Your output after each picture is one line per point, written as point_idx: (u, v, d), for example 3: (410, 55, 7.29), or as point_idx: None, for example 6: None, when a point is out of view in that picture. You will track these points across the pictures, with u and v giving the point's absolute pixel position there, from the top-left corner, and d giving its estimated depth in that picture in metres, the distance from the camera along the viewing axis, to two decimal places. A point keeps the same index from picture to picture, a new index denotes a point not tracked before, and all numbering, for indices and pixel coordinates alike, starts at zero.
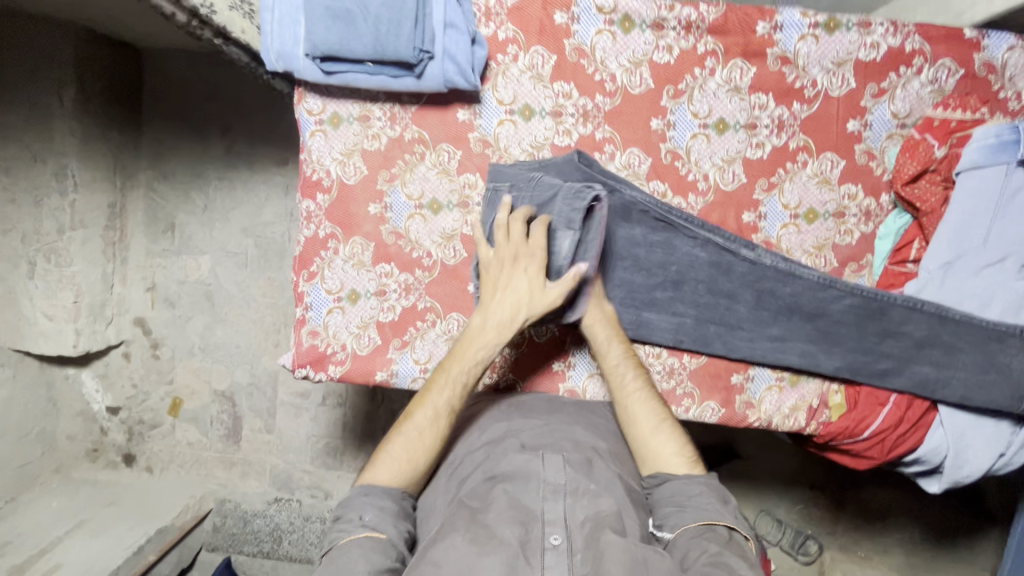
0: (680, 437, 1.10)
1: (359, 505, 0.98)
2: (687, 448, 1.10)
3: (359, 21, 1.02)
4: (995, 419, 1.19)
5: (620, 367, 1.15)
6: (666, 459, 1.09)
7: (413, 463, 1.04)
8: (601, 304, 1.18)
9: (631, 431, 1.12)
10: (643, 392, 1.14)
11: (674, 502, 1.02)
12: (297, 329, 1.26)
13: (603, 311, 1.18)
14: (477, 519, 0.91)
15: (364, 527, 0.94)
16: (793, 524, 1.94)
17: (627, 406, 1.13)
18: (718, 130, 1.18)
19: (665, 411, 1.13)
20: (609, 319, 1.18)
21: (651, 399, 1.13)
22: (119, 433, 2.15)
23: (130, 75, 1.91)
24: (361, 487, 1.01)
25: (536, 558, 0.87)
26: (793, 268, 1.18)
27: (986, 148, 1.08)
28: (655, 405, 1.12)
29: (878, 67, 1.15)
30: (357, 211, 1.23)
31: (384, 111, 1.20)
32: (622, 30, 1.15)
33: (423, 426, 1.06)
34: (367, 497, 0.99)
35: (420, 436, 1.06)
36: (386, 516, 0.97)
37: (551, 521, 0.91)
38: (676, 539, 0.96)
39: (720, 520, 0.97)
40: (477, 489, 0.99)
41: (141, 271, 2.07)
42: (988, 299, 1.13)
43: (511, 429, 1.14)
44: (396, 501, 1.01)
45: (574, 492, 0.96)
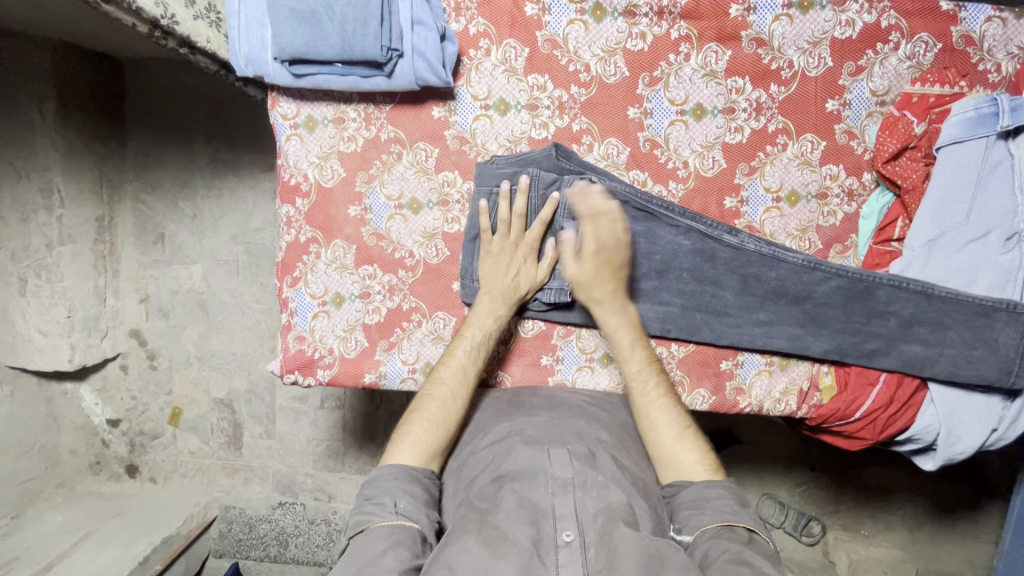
0: (701, 445, 1.09)
1: (390, 490, 0.98)
2: (708, 456, 1.08)
3: (325, 22, 1.00)
4: (986, 395, 1.17)
5: (642, 373, 1.15)
6: (686, 467, 1.07)
7: (444, 421, 1.08)
8: (623, 311, 1.17)
9: (650, 435, 1.11)
10: (664, 398, 1.13)
11: (692, 506, 1.01)
12: (284, 335, 1.25)
13: (626, 317, 1.17)
14: (488, 521, 0.92)
15: (398, 514, 0.95)
16: (795, 506, 1.95)
17: (647, 408, 1.12)
18: (696, 116, 1.17)
19: (686, 418, 1.12)
20: (632, 325, 1.17)
21: (671, 406, 1.12)
22: (121, 445, 2.16)
23: (112, 86, 1.89)
24: (392, 471, 1.01)
25: (550, 556, 0.89)
26: (777, 252, 1.16)
27: (965, 123, 1.07)
28: (678, 411, 1.11)
29: (853, 46, 1.14)
30: (337, 214, 1.22)
31: (358, 112, 1.18)
32: (594, 19, 1.14)
33: (449, 390, 1.11)
34: (398, 480, 1.00)
35: (439, 415, 1.09)
36: (418, 505, 0.98)
37: (563, 517, 0.93)
38: (697, 540, 0.97)
39: (739, 522, 0.96)
40: (484, 489, 1.00)
41: (133, 283, 2.07)
42: (973, 275, 1.12)
43: (513, 429, 1.13)
44: (425, 487, 1.02)
45: (583, 486, 0.99)
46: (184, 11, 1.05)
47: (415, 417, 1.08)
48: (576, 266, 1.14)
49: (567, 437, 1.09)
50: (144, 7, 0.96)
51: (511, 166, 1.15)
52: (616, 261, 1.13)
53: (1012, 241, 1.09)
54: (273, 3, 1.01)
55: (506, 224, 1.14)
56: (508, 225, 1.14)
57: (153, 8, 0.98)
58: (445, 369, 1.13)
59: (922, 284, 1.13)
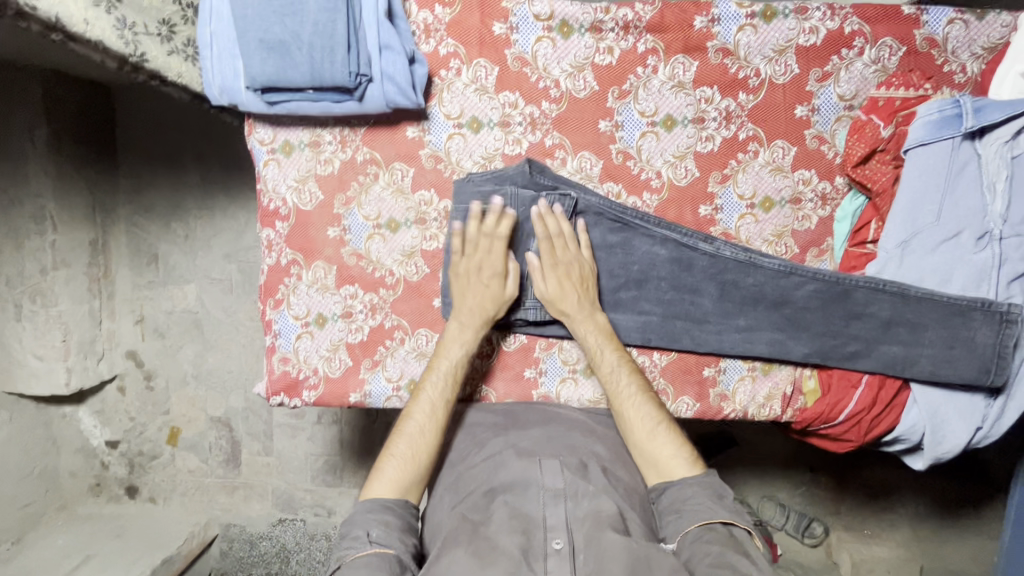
0: (677, 439, 1.09)
1: (363, 522, 0.99)
2: (686, 450, 1.08)
3: (294, 51, 1.02)
4: (969, 394, 1.17)
5: (615, 373, 1.15)
6: (665, 463, 1.08)
7: (416, 459, 1.08)
8: (592, 315, 1.18)
9: (630, 436, 1.12)
10: (638, 395, 1.12)
11: (673, 510, 1.02)
12: (269, 357, 1.26)
13: (595, 320, 1.18)
14: (479, 531, 0.94)
15: (371, 544, 0.95)
16: (795, 507, 1.94)
17: (623, 410, 1.12)
18: (667, 127, 1.18)
19: (661, 413, 1.11)
20: (603, 328, 1.18)
21: (646, 402, 1.12)
22: (120, 466, 2.17)
23: (100, 111, 1.91)
24: (364, 505, 1.02)
25: (539, 564, 0.89)
26: (753, 258, 1.17)
27: (931, 124, 1.08)
28: (652, 407, 1.11)
29: (818, 53, 1.15)
30: (317, 235, 1.23)
31: (334, 135, 1.20)
32: (562, 35, 1.16)
33: (422, 420, 1.11)
34: (370, 513, 1.00)
35: (411, 453, 1.08)
36: (393, 530, 0.98)
37: (553, 526, 0.94)
38: (679, 546, 0.98)
39: (717, 517, 0.97)
40: (477, 502, 1.02)
41: (129, 305, 2.08)
42: (948, 274, 1.12)
43: (509, 443, 1.14)
44: (400, 516, 1.02)
45: (574, 495, 1.00)
46: (157, 47, 1.10)
47: (387, 454, 1.08)
48: (542, 283, 1.17)
49: (561, 450, 1.11)
50: (111, 45, 1.00)
51: (489, 184, 1.15)
52: (581, 275, 1.17)
53: (984, 240, 1.10)
54: (242, 34, 1.03)
55: (473, 244, 1.15)
56: (486, 245, 1.14)
57: (120, 45, 1.02)
58: (415, 405, 1.12)
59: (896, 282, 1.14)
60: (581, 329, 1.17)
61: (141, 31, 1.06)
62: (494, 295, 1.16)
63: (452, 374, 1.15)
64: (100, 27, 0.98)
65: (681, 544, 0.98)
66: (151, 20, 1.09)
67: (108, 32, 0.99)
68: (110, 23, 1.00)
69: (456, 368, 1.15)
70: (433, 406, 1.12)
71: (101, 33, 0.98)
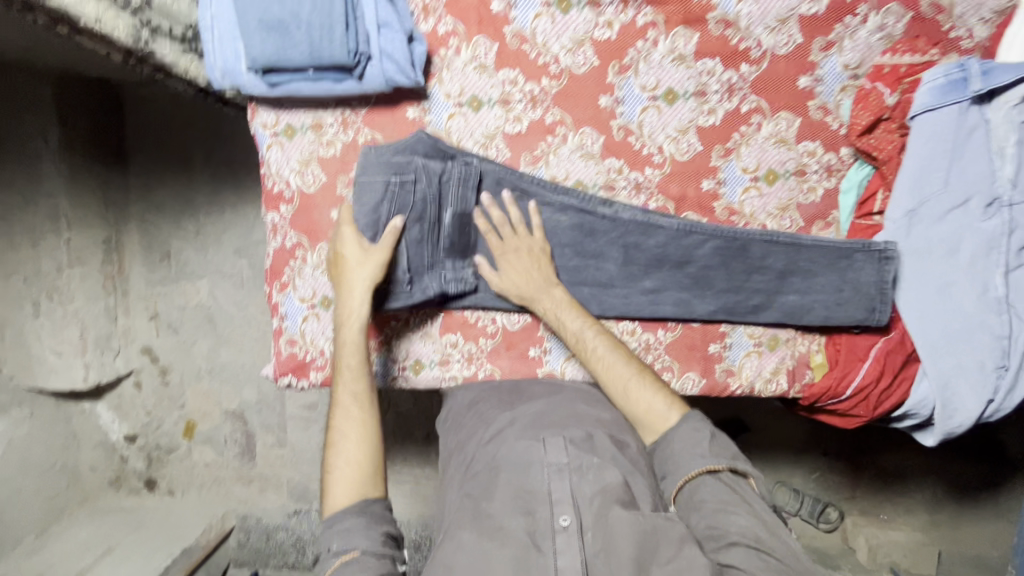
0: (654, 387, 1.10)
1: (325, 539, 0.98)
2: (666, 395, 1.09)
3: (292, 31, 1.04)
4: (978, 363, 1.11)
5: (582, 338, 1.15)
6: (651, 415, 1.08)
7: (359, 463, 1.04)
8: (549, 288, 1.18)
9: (614, 397, 1.12)
10: (609, 353, 1.13)
11: (664, 467, 1.03)
12: (276, 339, 1.28)
13: (552, 290, 1.18)
14: (482, 510, 0.95)
15: (336, 555, 0.95)
16: (810, 493, 1.91)
17: (598, 372, 1.13)
18: (668, 100, 1.18)
19: (632, 367, 1.12)
20: (560, 297, 1.18)
21: (618, 358, 1.13)
22: (139, 461, 2.23)
23: (111, 112, 1.95)
24: (326, 520, 1.01)
25: (547, 543, 0.88)
26: (651, 218, 1.18)
27: (937, 89, 1.06)
28: (624, 364, 1.12)
29: (822, 21, 1.13)
30: (320, 218, 1.24)
31: (335, 117, 1.21)
32: (561, 10, 1.15)
33: (349, 428, 1.06)
34: (328, 526, 0.99)
35: (352, 461, 1.04)
36: (354, 534, 0.97)
37: (558, 502, 0.92)
38: (677, 506, 1.00)
39: (699, 466, 0.98)
40: (480, 478, 1.02)
41: (143, 301, 2.12)
42: (957, 243, 1.10)
43: (514, 419, 1.12)
44: (361, 513, 1.00)
45: (579, 469, 0.97)
46: (172, 47, 1.12)
47: (329, 473, 1.04)
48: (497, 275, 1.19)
49: (568, 422, 1.09)
50: (119, 42, 1.01)
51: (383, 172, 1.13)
52: (534, 250, 1.18)
53: (993, 207, 1.08)
54: (241, 15, 1.04)
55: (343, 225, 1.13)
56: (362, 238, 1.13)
57: (130, 41, 1.03)
58: (339, 416, 1.07)
59: (826, 244, 1.17)
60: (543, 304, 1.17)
61: (163, 33, 1.09)
62: (370, 264, 1.11)
63: (357, 361, 1.10)
64: (112, 26, 0.99)
65: (677, 501, 1.00)
66: (179, 24, 1.13)
67: (121, 31, 1.01)
68: (128, 23, 1.02)
69: (354, 360, 1.10)
70: (350, 402, 1.08)
71: (111, 30, 0.99)
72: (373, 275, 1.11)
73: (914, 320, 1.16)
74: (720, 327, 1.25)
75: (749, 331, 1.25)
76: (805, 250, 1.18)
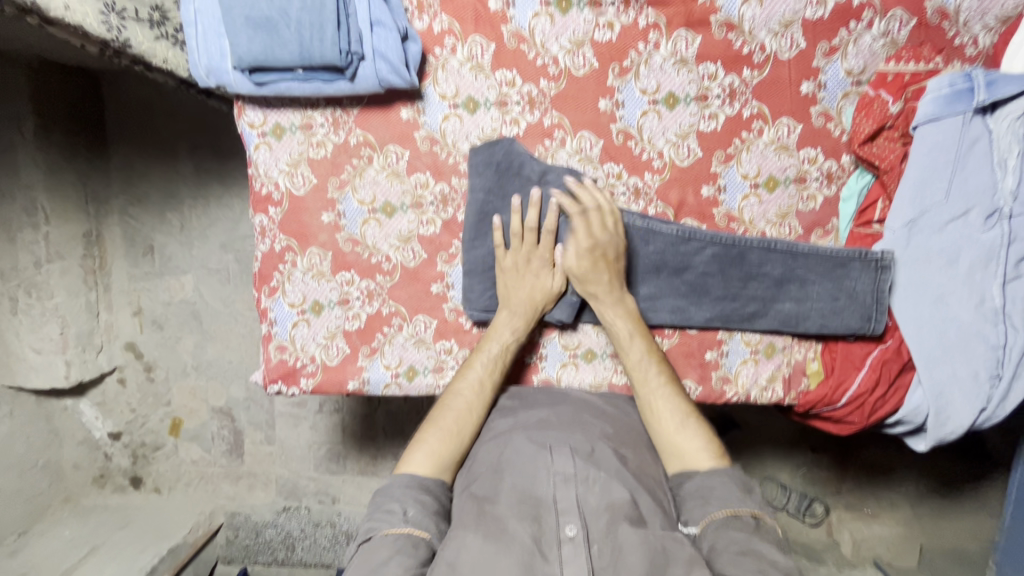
0: (705, 433, 1.07)
1: (401, 498, 0.96)
2: (714, 444, 1.06)
3: (281, 29, 0.99)
4: (972, 371, 1.11)
5: (642, 364, 1.13)
6: (690, 455, 1.06)
7: (460, 434, 1.07)
8: (620, 298, 1.14)
9: (655, 428, 1.10)
10: (666, 387, 1.11)
11: (695, 496, 1.00)
12: (265, 344, 1.24)
13: (624, 308, 1.14)
14: (488, 514, 0.91)
15: (407, 523, 0.93)
16: (797, 489, 1.93)
17: (647, 400, 1.11)
18: (668, 104, 1.15)
19: (689, 407, 1.10)
20: (632, 317, 1.15)
21: (675, 395, 1.10)
22: (123, 458, 2.16)
23: (88, 100, 1.86)
24: (403, 478, 1.00)
25: (553, 552, 0.86)
26: (650, 225, 1.16)
27: (942, 99, 1.06)
28: (679, 401, 1.09)
29: (826, 25, 1.11)
30: (311, 221, 1.21)
31: (326, 116, 1.16)
32: (560, 10, 1.12)
33: (469, 398, 1.11)
34: (408, 488, 0.98)
35: (457, 431, 1.08)
36: (428, 513, 0.96)
37: (564, 511, 0.91)
38: (703, 532, 0.96)
39: (748, 508, 0.96)
40: (484, 483, 0.98)
41: (126, 296, 2.06)
42: (956, 253, 1.10)
43: (517, 424, 1.10)
44: (436, 498, 0.99)
45: (585, 480, 0.96)
46: (144, 33, 1.06)
47: (431, 425, 1.07)
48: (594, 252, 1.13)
49: (573, 430, 1.07)
50: (92, 31, 0.97)
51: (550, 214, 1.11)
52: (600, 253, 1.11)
53: (993, 219, 1.08)
54: (227, 11, 1.00)
55: (518, 237, 1.14)
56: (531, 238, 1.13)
57: (103, 30, 0.99)
58: (463, 382, 1.12)
59: (825, 251, 1.17)
60: (612, 315, 1.14)
61: (131, 18, 1.03)
62: (542, 288, 1.15)
63: (500, 358, 1.14)
64: (83, 13, 0.95)
65: (705, 528, 0.96)
66: (143, 6, 1.06)
67: (90, 18, 0.96)
68: (96, 8, 0.97)
69: (501, 354, 1.14)
70: (481, 386, 1.12)
71: (82, 18, 0.95)
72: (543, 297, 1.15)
73: (909, 330, 1.15)
74: (717, 334, 1.24)
75: (746, 338, 1.24)
76: (801, 257, 1.17)
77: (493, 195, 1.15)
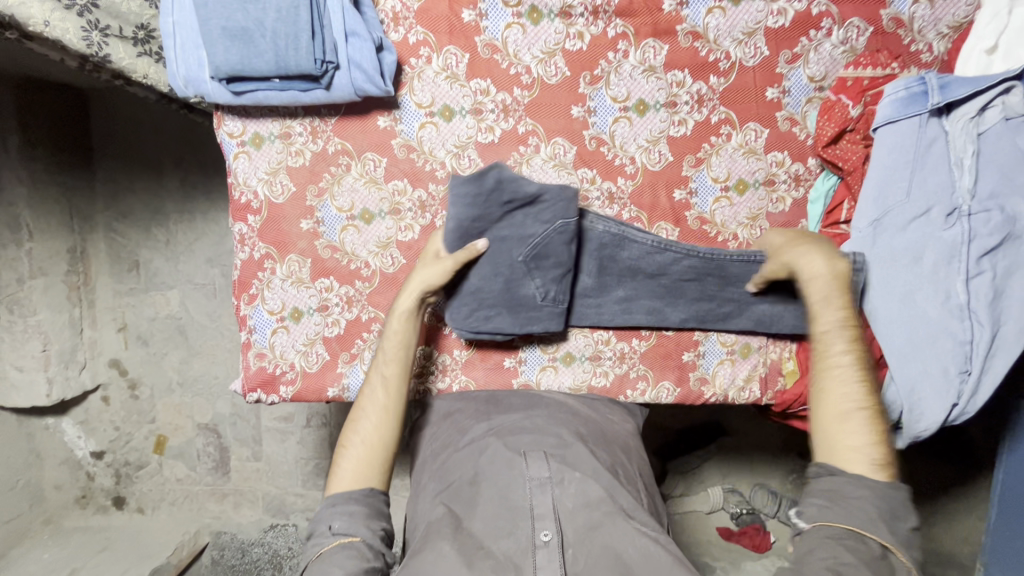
0: (875, 436, 0.87)
1: (326, 516, 0.96)
2: (880, 453, 0.87)
3: (257, 39, 1.02)
4: (942, 367, 1.13)
5: (830, 332, 0.93)
6: (851, 452, 0.88)
7: (370, 445, 1.02)
8: (829, 257, 0.97)
9: (815, 409, 0.93)
10: (852, 369, 0.91)
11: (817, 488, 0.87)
12: (245, 353, 1.24)
13: (829, 266, 0.97)
14: (463, 527, 0.92)
15: (335, 535, 0.93)
16: (788, 495, 1.88)
17: (824, 375, 0.92)
18: (639, 111, 1.18)
19: (868, 400, 0.89)
20: (834, 277, 0.96)
21: (859, 381, 0.90)
22: (107, 477, 2.12)
23: (75, 117, 1.87)
24: (327, 500, 0.98)
25: (528, 560, 0.87)
26: (624, 232, 1.17)
27: (897, 103, 1.10)
28: (861, 389, 0.89)
29: (787, 33, 1.16)
30: (290, 229, 1.22)
31: (304, 126, 1.18)
32: (531, 21, 1.15)
33: (371, 407, 1.05)
34: (331, 507, 0.96)
35: (365, 443, 1.02)
36: (356, 519, 0.95)
37: (541, 516, 0.91)
38: (811, 531, 0.85)
39: (872, 533, 0.81)
40: (461, 491, 0.98)
41: (111, 312, 2.04)
42: (921, 250, 1.12)
43: (493, 428, 1.10)
44: (365, 503, 0.98)
45: (561, 482, 0.96)
46: (127, 49, 1.07)
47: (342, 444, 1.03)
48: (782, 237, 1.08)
49: (547, 432, 1.06)
50: (70, 45, 1.00)
51: (537, 224, 1.13)
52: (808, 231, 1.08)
53: (954, 217, 1.11)
54: (204, 21, 1.02)
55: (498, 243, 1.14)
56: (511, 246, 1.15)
57: (82, 46, 1.01)
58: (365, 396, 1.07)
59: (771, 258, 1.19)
60: (816, 271, 0.97)
61: (114, 35, 1.05)
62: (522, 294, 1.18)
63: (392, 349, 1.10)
64: (62, 29, 0.98)
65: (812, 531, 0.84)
66: (128, 24, 1.06)
67: (71, 33, 0.99)
68: (77, 24, 0.99)
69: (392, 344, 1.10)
70: (378, 384, 1.07)
71: (61, 33, 0.98)
72: (435, 278, 1.11)
73: (881, 329, 1.17)
74: (693, 336, 1.25)
75: (721, 339, 1.25)
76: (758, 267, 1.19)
77: (476, 224, 1.11)
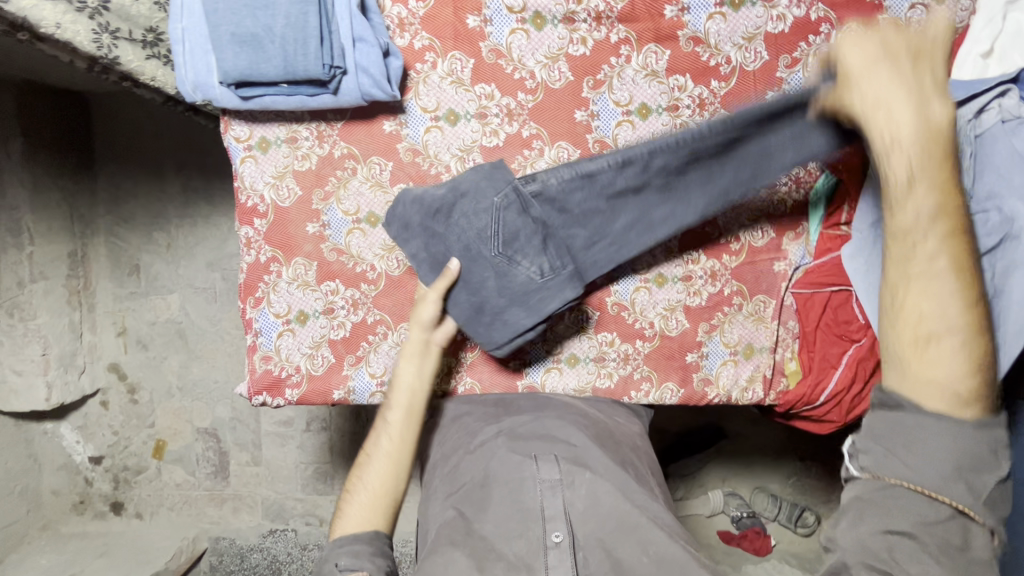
0: (965, 356, 0.76)
1: (332, 555, 0.99)
2: (968, 381, 0.75)
3: (266, 44, 1.03)
4: None
5: (919, 208, 0.80)
6: (937, 375, 0.76)
7: (374, 490, 1.06)
8: (920, 108, 0.82)
9: (889, 318, 0.82)
10: (943, 263, 0.79)
11: (878, 438, 0.80)
12: (250, 355, 1.25)
13: (914, 119, 0.82)
14: (474, 531, 0.93)
15: (342, 573, 0.96)
16: (788, 498, 1.90)
17: (909, 272, 0.80)
18: (641, 115, 1.20)
19: (962, 309, 0.77)
20: (919, 133, 0.81)
21: (951, 281, 0.78)
22: (105, 483, 2.11)
23: (76, 121, 1.87)
24: (334, 541, 1.02)
25: (540, 560, 0.89)
26: (583, 169, 1.04)
27: None
28: (956, 289, 0.77)
29: (787, 39, 1.18)
30: (296, 232, 1.23)
31: (311, 130, 1.19)
32: (535, 27, 1.17)
33: (376, 453, 1.09)
34: (338, 546, 1.00)
35: (370, 489, 1.06)
36: (361, 556, 0.98)
37: (551, 518, 0.92)
38: (866, 480, 0.81)
39: (947, 498, 0.75)
40: (472, 495, 0.99)
41: (110, 316, 2.04)
42: None
43: (502, 429, 1.11)
44: (369, 541, 1.01)
45: (570, 485, 0.97)
46: (136, 52, 1.09)
47: (349, 490, 1.08)
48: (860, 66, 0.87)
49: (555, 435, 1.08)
50: (81, 48, 1.01)
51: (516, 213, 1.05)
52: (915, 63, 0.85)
53: None
54: (213, 28, 1.04)
55: None
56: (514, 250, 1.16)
57: (92, 48, 1.02)
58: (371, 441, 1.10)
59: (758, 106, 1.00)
60: (924, 197, 0.80)
61: (124, 38, 1.06)
62: None
63: (395, 396, 1.11)
64: (73, 31, 0.99)
65: (869, 485, 0.81)
66: (138, 27, 1.08)
67: (81, 35, 1.00)
68: (88, 26, 1.00)
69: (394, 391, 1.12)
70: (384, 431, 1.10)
71: (72, 35, 0.99)
72: (426, 318, 1.11)
73: None
74: (696, 337, 1.26)
75: (724, 339, 1.27)
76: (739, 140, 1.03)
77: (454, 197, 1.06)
